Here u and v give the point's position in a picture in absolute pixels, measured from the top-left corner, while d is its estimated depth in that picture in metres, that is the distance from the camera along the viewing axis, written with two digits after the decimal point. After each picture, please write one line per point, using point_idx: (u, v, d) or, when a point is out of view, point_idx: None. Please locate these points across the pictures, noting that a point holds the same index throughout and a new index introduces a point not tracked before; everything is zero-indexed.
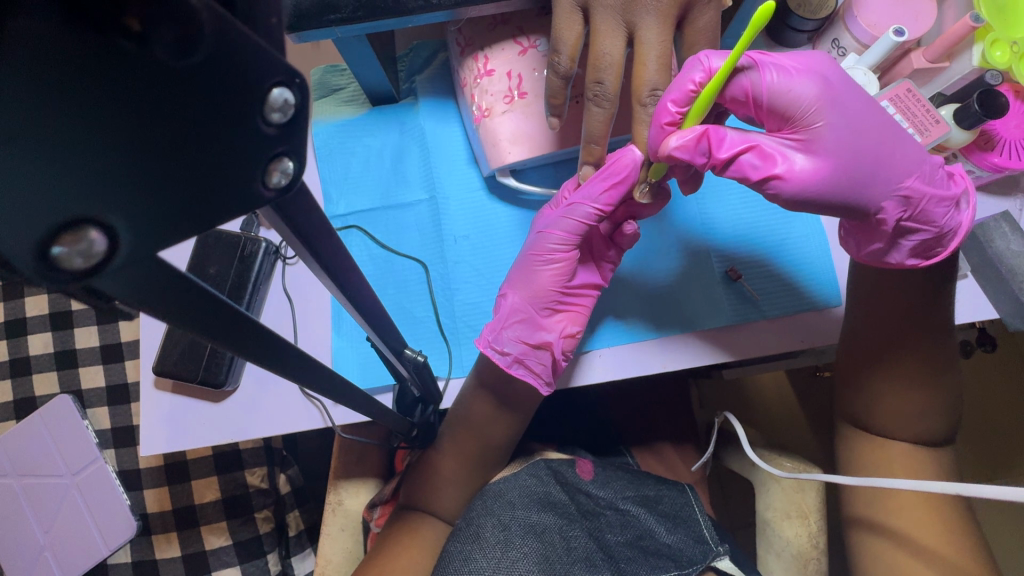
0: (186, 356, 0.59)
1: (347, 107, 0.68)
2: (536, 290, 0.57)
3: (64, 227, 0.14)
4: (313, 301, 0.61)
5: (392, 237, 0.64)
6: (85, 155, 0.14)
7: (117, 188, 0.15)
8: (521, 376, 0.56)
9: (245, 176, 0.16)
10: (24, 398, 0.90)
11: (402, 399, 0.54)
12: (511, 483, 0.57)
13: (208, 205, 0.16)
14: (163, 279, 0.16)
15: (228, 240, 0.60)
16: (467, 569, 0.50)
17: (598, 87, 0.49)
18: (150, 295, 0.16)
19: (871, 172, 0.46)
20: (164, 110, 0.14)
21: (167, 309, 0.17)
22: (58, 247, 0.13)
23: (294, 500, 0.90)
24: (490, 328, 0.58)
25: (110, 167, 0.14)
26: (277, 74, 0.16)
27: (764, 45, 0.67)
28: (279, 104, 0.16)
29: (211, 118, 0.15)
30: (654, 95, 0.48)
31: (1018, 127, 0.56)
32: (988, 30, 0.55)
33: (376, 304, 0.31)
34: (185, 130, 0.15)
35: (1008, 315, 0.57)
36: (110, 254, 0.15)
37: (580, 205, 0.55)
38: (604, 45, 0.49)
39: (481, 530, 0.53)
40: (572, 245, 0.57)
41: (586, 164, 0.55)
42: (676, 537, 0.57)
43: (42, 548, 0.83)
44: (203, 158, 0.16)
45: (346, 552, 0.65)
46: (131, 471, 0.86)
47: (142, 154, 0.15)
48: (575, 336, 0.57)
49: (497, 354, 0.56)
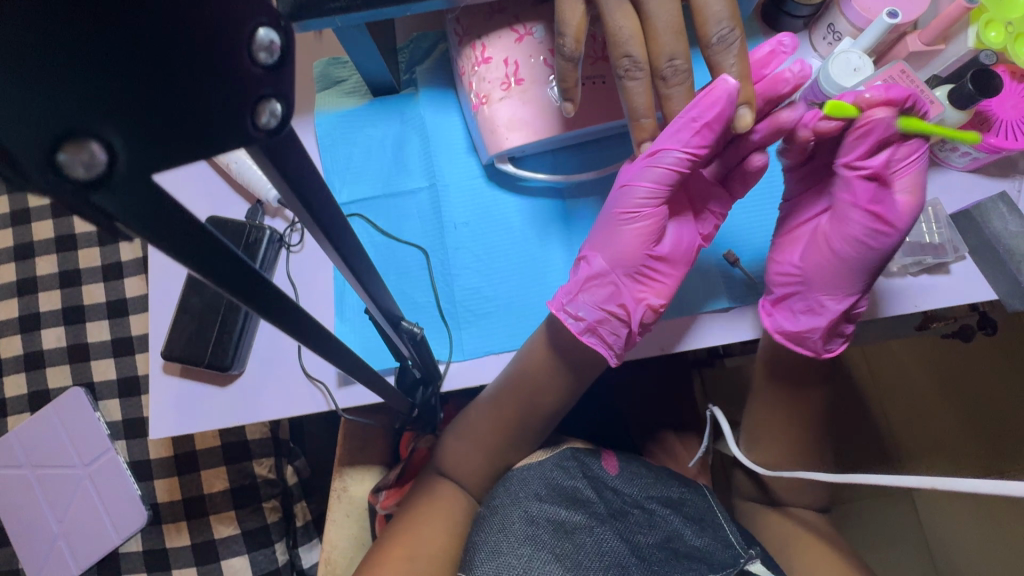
0: (193, 340, 0.60)
1: (349, 98, 0.68)
2: (621, 253, 0.57)
3: (67, 137, 0.15)
4: (318, 287, 0.62)
5: (394, 225, 0.65)
6: (86, 74, 0.15)
7: (116, 109, 0.15)
8: (591, 344, 0.58)
9: (235, 113, 0.18)
10: (38, 391, 0.92)
11: (404, 380, 0.55)
12: (536, 472, 0.60)
13: (199, 135, 0.17)
14: (160, 205, 0.17)
15: (234, 228, 0.61)
16: (495, 563, 0.52)
17: (628, 61, 0.49)
18: (148, 217, 0.17)
19: (834, 273, 0.57)
20: (161, 38, 0.16)
21: (164, 241, 0.18)
22: (63, 154, 0.15)
23: (300, 491, 0.93)
24: (564, 291, 0.58)
25: (111, 91, 0.15)
26: (261, 15, 0.17)
27: (760, 32, 0.68)
28: (265, 44, 0.17)
29: (202, 50, 0.16)
30: (672, 64, 0.49)
31: (1015, 108, 0.56)
32: (983, 11, 0.55)
33: (370, 274, 0.32)
34: (177, 59, 0.16)
35: (1006, 296, 0.57)
36: (109, 167, 0.16)
37: (667, 152, 0.53)
38: (616, 19, 0.49)
39: (508, 521, 0.55)
40: (660, 198, 0.56)
41: (642, 141, 0.54)
42: (704, 540, 0.56)
43: (56, 536, 0.85)
44: (193, 90, 0.17)
45: (352, 537, 0.67)
46: (142, 461, 0.88)
47: (135, 83, 0.16)
48: (654, 308, 0.57)
49: (570, 319, 0.57)
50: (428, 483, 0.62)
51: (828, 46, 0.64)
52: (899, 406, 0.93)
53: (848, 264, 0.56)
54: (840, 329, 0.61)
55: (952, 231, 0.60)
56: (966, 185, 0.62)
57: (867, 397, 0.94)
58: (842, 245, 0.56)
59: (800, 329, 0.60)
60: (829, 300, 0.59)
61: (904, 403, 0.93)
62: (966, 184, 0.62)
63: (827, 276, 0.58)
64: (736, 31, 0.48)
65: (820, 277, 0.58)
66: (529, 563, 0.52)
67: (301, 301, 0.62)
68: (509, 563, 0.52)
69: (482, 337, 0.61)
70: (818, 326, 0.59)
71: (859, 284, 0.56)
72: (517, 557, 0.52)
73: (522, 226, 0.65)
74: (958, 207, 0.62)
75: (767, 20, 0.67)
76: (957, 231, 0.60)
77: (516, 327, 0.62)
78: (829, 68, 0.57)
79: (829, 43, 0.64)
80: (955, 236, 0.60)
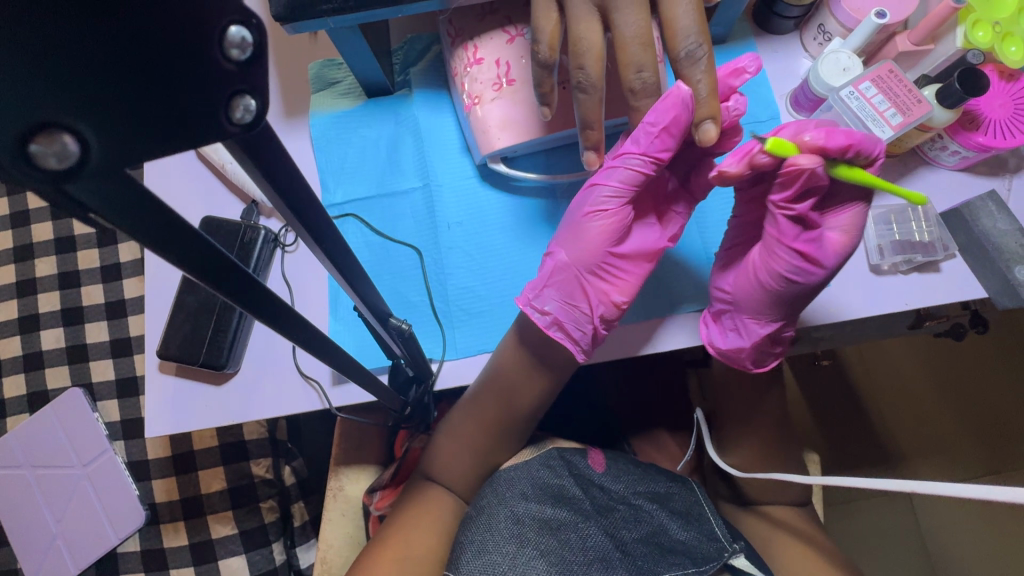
0: (188, 339, 0.61)
1: (343, 100, 0.69)
2: (585, 250, 0.57)
3: (39, 127, 0.15)
4: (312, 287, 0.63)
5: (388, 225, 0.66)
6: (57, 69, 0.15)
7: (88, 102, 0.16)
8: (558, 339, 0.57)
9: (208, 109, 0.18)
10: (37, 391, 0.93)
11: (397, 377, 0.56)
12: (522, 472, 0.60)
13: (173, 129, 0.18)
14: (136, 194, 0.18)
15: (229, 228, 0.62)
16: (480, 559, 0.52)
17: (581, 74, 0.50)
18: (121, 208, 0.17)
19: (758, 298, 0.56)
20: (129, 34, 0.16)
21: (139, 229, 0.18)
22: (35, 145, 0.15)
23: (298, 491, 0.92)
24: (531, 286, 0.58)
25: (82, 82, 0.16)
26: (233, 13, 0.17)
27: (751, 33, 0.68)
28: (237, 41, 0.17)
29: (172, 47, 0.17)
30: (638, 76, 0.50)
31: (1003, 106, 0.56)
32: (971, 11, 0.56)
33: (357, 269, 0.33)
34: (148, 54, 0.16)
35: (996, 294, 0.58)
36: (82, 158, 0.16)
37: (630, 155, 0.54)
38: (581, 30, 0.50)
39: (494, 519, 0.55)
40: (624, 198, 0.56)
41: (590, 151, 0.55)
42: (690, 534, 0.58)
43: (55, 536, 0.86)
44: (167, 84, 0.17)
45: (347, 536, 0.67)
46: (140, 461, 0.88)
47: (107, 76, 0.16)
48: (618, 305, 0.57)
49: (536, 313, 0.57)
50: (421, 484, 0.63)
51: (818, 46, 0.65)
52: (896, 405, 0.93)
53: (776, 294, 0.55)
54: (769, 351, 0.61)
55: (943, 229, 0.60)
56: (956, 184, 0.63)
57: (864, 396, 0.94)
58: (771, 278, 0.55)
59: (728, 349, 0.60)
60: (756, 323, 0.58)
61: (901, 403, 0.93)
62: (956, 182, 0.62)
63: (756, 304, 0.57)
64: (705, 46, 0.49)
65: (747, 303, 0.57)
66: (514, 559, 0.52)
67: (295, 304, 0.62)
68: (495, 561, 0.52)
69: (475, 335, 0.62)
70: (745, 348, 0.60)
71: (784, 310, 0.57)
72: (503, 555, 0.52)
73: (515, 226, 0.65)
74: (948, 206, 0.62)
75: (759, 22, 0.68)
76: (947, 229, 0.60)
77: (503, 326, 0.62)
78: (817, 67, 0.58)
79: (819, 44, 0.64)
80: (945, 233, 0.60)
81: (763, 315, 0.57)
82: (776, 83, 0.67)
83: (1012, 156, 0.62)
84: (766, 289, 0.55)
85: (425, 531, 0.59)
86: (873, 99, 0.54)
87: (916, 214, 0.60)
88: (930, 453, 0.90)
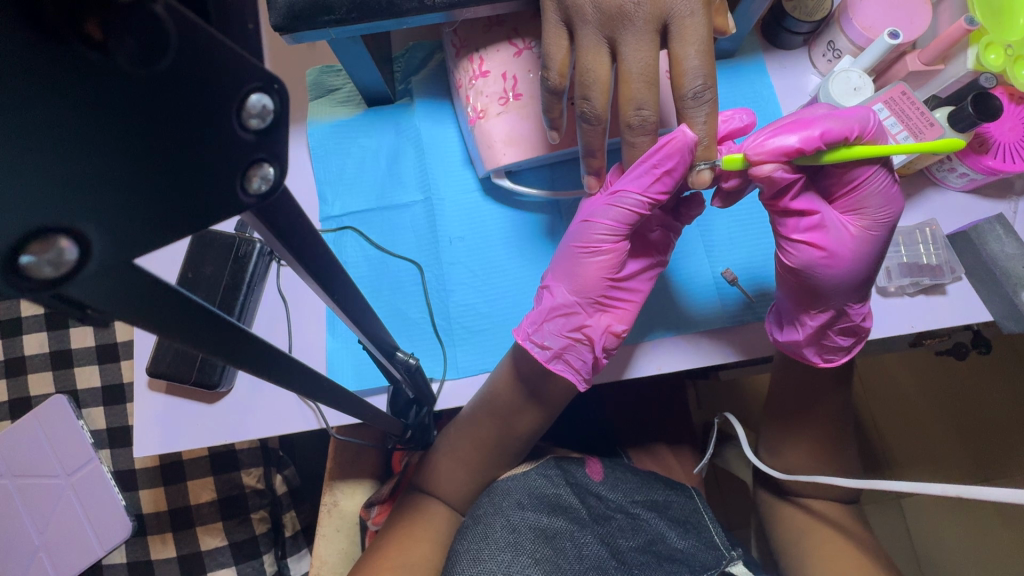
0: (179, 358, 0.59)
1: (342, 108, 0.67)
2: (582, 284, 0.56)
3: (35, 235, 0.14)
4: (308, 305, 0.61)
5: (387, 239, 0.64)
6: (63, 166, 0.15)
7: (89, 196, 0.15)
8: (559, 371, 0.55)
9: (223, 182, 0.17)
10: (19, 398, 0.90)
11: (396, 401, 0.55)
12: (520, 482, 0.58)
13: (185, 208, 0.17)
14: (137, 288, 0.17)
15: (222, 242, 0.60)
16: (476, 568, 0.51)
17: (586, 104, 0.49)
18: (122, 305, 0.16)
19: (806, 289, 0.54)
20: (139, 114, 0.15)
21: (141, 317, 0.17)
22: (28, 256, 0.14)
23: (291, 501, 0.89)
24: (529, 320, 0.57)
25: (81, 178, 0.15)
26: (253, 79, 0.16)
27: (759, 47, 0.68)
28: (257, 109, 0.17)
29: (183, 124, 0.16)
30: (639, 113, 0.48)
31: (1013, 130, 0.56)
32: (983, 33, 0.55)
33: (359, 301, 0.31)
34: (153, 131, 0.16)
35: (1002, 317, 0.57)
36: (81, 262, 0.15)
37: (627, 193, 0.53)
38: (588, 62, 0.48)
39: (490, 529, 0.53)
40: (620, 235, 0.55)
41: (590, 176, 0.55)
42: (688, 542, 0.57)
43: (38, 548, 0.81)
44: (172, 166, 0.16)
45: (341, 552, 0.65)
46: (127, 471, 0.86)
47: (108, 158, 0.15)
48: (618, 335, 0.56)
49: (536, 347, 0.55)
50: (418, 501, 0.61)
51: (827, 63, 0.64)
52: (892, 417, 0.94)
53: (805, 287, 0.54)
54: (832, 343, 0.59)
55: (949, 251, 0.59)
56: (963, 205, 0.62)
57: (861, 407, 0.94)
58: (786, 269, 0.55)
59: (784, 343, 0.58)
60: (806, 314, 0.56)
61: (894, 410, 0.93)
62: (963, 205, 0.62)
63: (796, 296, 0.55)
64: (712, 89, 0.46)
65: (794, 298, 0.56)
66: (511, 567, 0.50)
67: (295, 347, 0.60)
68: (491, 571, 0.51)
69: (477, 355, 0.61)
70: (796, 342, 0.57)
71: (838, 300, 0.54)
72: (498, 563, 0.51)
73: (516, 242, 0.63)
74: (955, 227, 0.62)
75: (768, 36, 0.67)
76: (954, 250, 0.60)
77: (504, 347, 0.61)
78: (827, 86, 0.57)
79: (828, 60, 0.63)
80: (952, 255, 0.59)
81: (815, 306, 0.55)
82: (783, 98, 0.66)
83: (1019, 178, 0.62)
84: (790, 281, 0.55)
85: (422, 546, 0.57)
86: (885, 121, 0.54)
87: (924, 236, 0.60)
88: (926, 465, 0.91)
